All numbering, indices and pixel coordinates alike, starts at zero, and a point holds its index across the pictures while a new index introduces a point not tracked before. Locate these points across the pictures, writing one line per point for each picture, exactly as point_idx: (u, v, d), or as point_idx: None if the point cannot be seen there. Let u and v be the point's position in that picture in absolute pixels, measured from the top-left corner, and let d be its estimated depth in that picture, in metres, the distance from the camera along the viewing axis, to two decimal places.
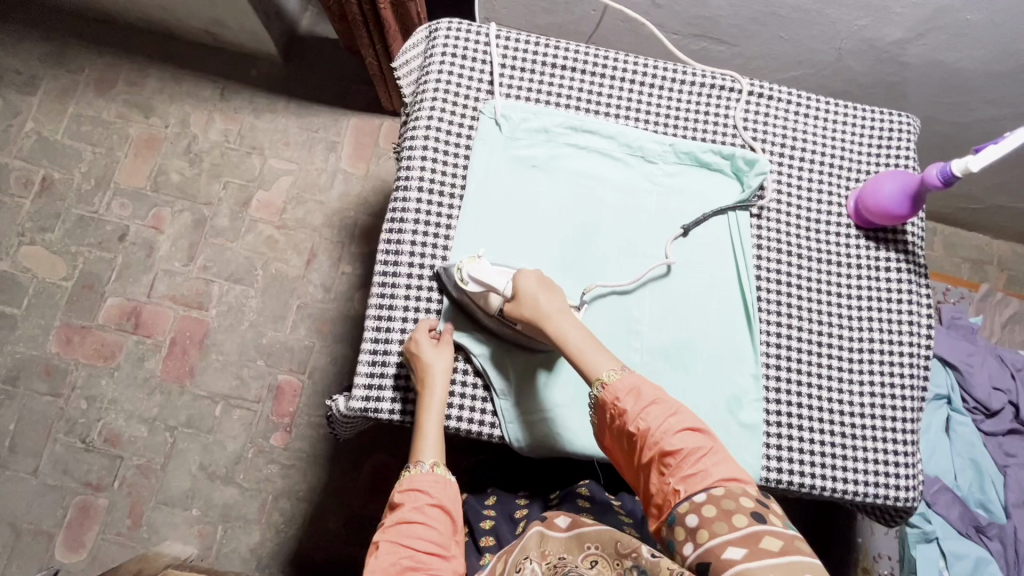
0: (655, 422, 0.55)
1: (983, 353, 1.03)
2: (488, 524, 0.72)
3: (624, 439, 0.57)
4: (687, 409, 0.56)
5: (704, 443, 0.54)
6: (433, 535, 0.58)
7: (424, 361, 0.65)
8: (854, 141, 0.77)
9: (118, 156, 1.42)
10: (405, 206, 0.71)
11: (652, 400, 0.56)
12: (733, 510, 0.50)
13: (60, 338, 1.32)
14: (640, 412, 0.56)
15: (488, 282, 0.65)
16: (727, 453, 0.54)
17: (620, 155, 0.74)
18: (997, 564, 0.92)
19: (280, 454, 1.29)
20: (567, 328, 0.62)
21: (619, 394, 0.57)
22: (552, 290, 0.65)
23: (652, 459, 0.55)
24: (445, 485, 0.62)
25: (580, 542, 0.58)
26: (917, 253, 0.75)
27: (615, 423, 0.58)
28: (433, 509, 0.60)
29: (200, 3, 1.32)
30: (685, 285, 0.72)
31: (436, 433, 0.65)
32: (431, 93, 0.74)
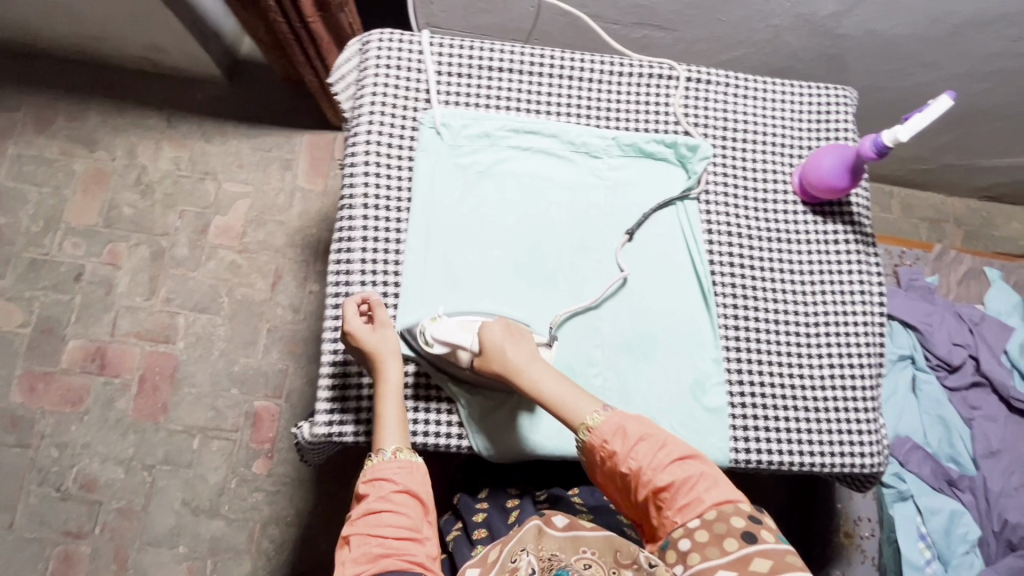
0: (646, 459, 0.57)
1: (941, 311, 1.05)
2: (481, 517, 0.72)
3: (617, 478, 0.59)
4: (674, 440, 0.58)
5: (694, 471, 0.56)
6: (403, 521, 0.58)
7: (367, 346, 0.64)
8: (793, 118, 0.79)
9: (66, 194, 1.38)
10: (351, 225, 0.70)
11: (638, 436, 0.58)
12: (724, 533, 0.52)
13: (23, 387, 1.28)
14: (629, 451, 0.58)
15: (452, 341, 0.64)
16: (717, 476, 0.56)
17: (565, 153, 0.74)
18: (970, 514, 0.95)
19: (264, 482, 1.27)
20: (539, 378, 0.62)
21: (607, 436, 0.58)
22: (520, 338, 0.64)
23: (646, 495, 0.57)
24: (410, 470, 0.61)
25: (576, 544, 0.58)
26: (863, 223, 0.76)
27: (606, 466, 0.59)
28: (400, 495, 0.59)
29: (133, 29, 1.28)
30: (641, 285, 0.72)
31: (397, 418, 0.64)
32: (368, 108, 0.73)
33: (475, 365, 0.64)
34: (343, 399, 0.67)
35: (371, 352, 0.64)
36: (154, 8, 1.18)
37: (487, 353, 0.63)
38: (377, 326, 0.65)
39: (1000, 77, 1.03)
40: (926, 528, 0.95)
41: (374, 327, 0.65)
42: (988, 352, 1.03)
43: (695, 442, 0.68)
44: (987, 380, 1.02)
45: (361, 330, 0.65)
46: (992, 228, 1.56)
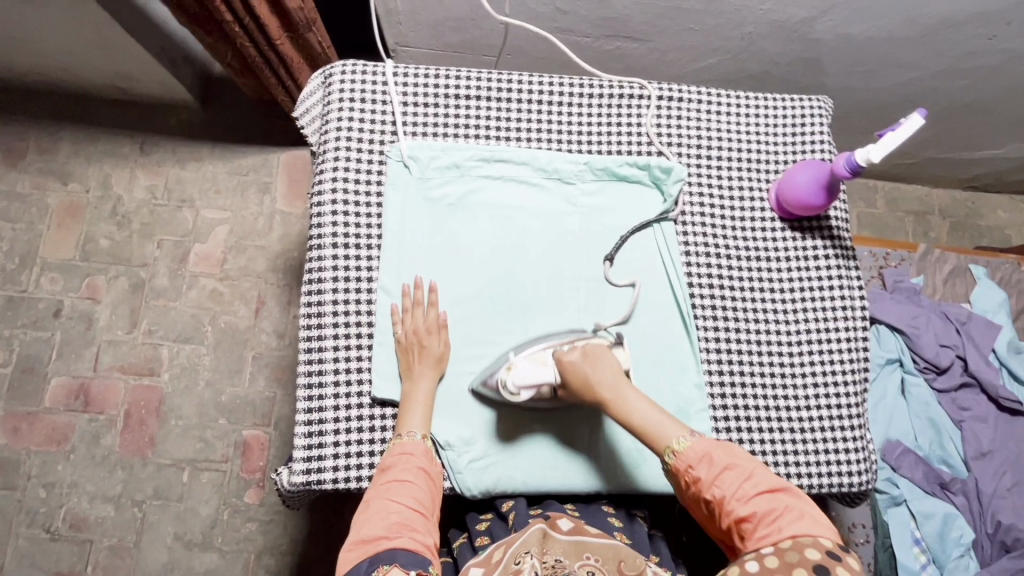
0: (730, 486, 0.56)
1: (928, 312, 1.05)
2: (484, 526, 0.67)
3: (700, 503, 0.58)
4: (762, 472, 0.57)
5: (779, 504, 0.54)
6: (421, 496, 0.59)
7: (420, 339, 0.66)
8: (768, 132, 0.77)
9: (41, 229, 1.35)
10: (321, 265, 0.69)
11: (725, 465, 0.57)
12: (796, 562, 0.49)
13: (7, 428, 1.26)
14: (713, 477, 0.57)
15: (535, 381, 0.62)
16: (804, 511, 0.54)
17: (537, 180, 0.72)
18: (964, 517, 0.95)
19: (256, 511, 1.25)
20: (626, 403, 0.61)
21: (692, 463, 0.58)
22: (598, 358, 0.63)
23: (729, 523, 0.56)
24: (431, 457, 0.62)
25: (580, 550, 0.59)
26: (842, 237, 0.75)
27: (691, 492, 0.58)
28: (423, 473, 0.60)
29: (99, 59, 1.25)
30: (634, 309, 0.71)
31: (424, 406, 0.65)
32: (333, 143, 0.71)
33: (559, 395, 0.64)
34: (321, 444, 0.65)
35: (422, 344, 0.66)
36: (118, 38, 1.15)
37: (571, 384, 0.62)
38: (431, 321, 0.67)
39: (977, 74, 1.02)
40: (921, 533, 0.94)
41: (430, 323, 0.67)
42: (976, 352, 1.02)
43: None
44: (975, 380, 1.02)
45: (417, 319, 0.67)
46: (979, 219, 1.56)
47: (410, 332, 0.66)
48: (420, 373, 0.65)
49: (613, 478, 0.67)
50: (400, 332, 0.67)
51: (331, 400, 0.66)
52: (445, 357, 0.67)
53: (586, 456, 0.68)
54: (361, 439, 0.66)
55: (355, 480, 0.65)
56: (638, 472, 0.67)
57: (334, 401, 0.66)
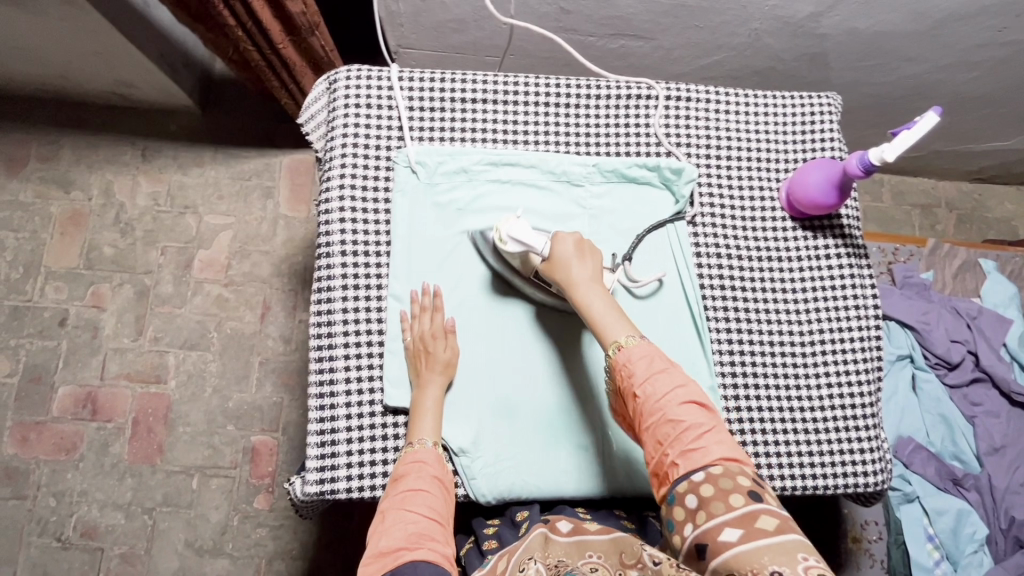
0: (663, 390, 0.55)
1: (938, 308, 1.04)
2: (493, 530, 0.66)
3: (626, 402, 0.57)
4: (693, 383, 0.56)
5: (707, 418, 0.54)
6: (436, 506, 0.57)
7: (427, 346, 0.65)
8: (778, 130, 0.77)
9: (44, 238, 1.35)
10: (330, 274, 0.68)
11: (661, 369, 0.56)
12: (730, 489, 0.49)
13: (15, 438, 1.26)
14: (646, 380, 0.56)
15: (525, 242, 0.64)
16: (727, 431, 0.54)
17: (545, 183, 0.72)
18: (977, 513, 0.95)
19: (266, 517, 1.25)
20: (592, 295, 0.62)
21: (631, 359, 0.57)
22: (588, 255, 0.64)
23: (653, 424, 0.55)
24: (444, 466, 0.61)
25: (581, 549, 0.58)
26: (854, 235, 0.75)
27: (622, 389, 0.57)
28: (436, 481, 0.59)
29: (98, 66, 1.24)
30: (650, 309, 0.70)
31: (434, 412, 0.64)
32: (340, 149, 0.70)
33: (540, 271, 0.65)
34: (334, 454, 0.65)
35: (428, 351, 0.65)
36: (117, 44, 1.14)
37: (552, 261, 0.63)
38: (436, 326, 0.66)
39: (985, 67, 1.01)
40: (934, 529, 0.94)
41: (436, 327, 0.66)
42: (987, 347, 1.02)
43: None
44: (987, 375, 1.01)
45: (424, 323, 0.66)
46: (985, 211, 1.55)
47: (417, 339, 0.65)
48: (428, 381, 0.64)
49: (628, 484, 0.67)
50: (409, 337, 0.66)
51: (343, 409, 0.66)
52: (453, 364, 0.65)
53: (601, 460, 0.67)
54: (373, 448, 0.65)
55: (368, 489, 0.65)
56: (652, 476, 0.67)
57: (347, 410, 0.66)
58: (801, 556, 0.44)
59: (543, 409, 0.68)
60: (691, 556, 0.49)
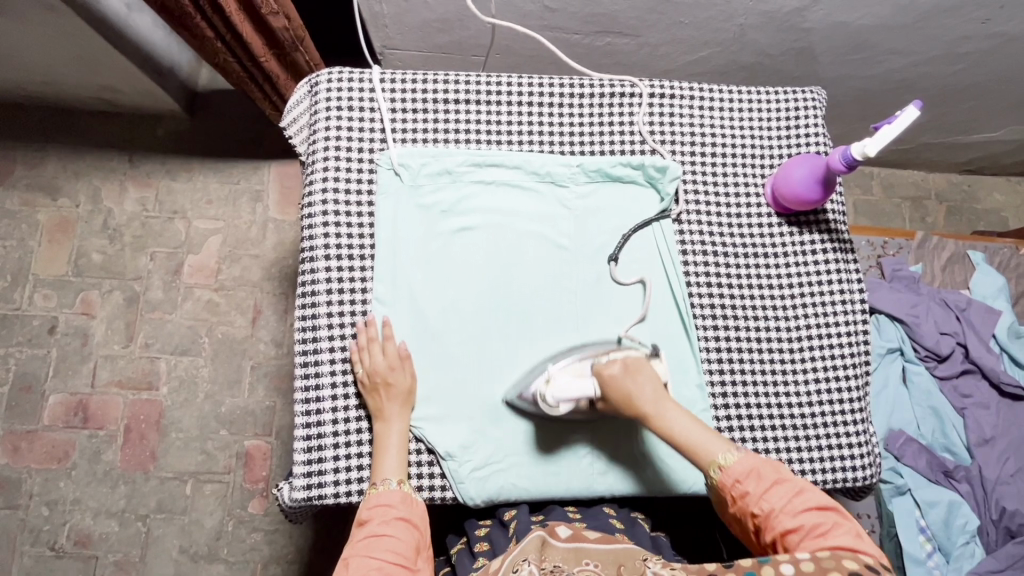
0: (780, 501, 0.55)
1: (927, 300, 1.04)
2: (483, 532, 0.66)
3: (747, 520, 0.57)
4: (807, 488, 0.56)
5: (827, 518, 0.54)
6: (403, 548, 0.57)
7: (384, 378, 0.63)
8: (763, 126, 0.76)
9: (31, 245, 1.34)
10: (314, 278, 0.68)
11: (774, 480, 0.56)
12: (831, 567, 0.48)
13: (6, 448, 1.26)
14: (760, 492, 0.56)
15: (574, 396, 0.61)
16: (847, 527, 0.53)
17: (530, 183, 0.71)
18: (968, 504, 0.95)
19: (261, 522, 1.25)
20: (670, 417, 0.60)
21: (738, 478, 0.57)
22: (639, 372, 0.61)
23: (776, 537, 0.55)
24: (412, 503, 0.61)
25: (578, 556, 0.57)
26: (840, 230, 0.75)
27: (736, 508, 0.57)
28: (403, 523, 0.59)
29: (82, 72, 1.23)
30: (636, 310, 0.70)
31: (399, 447, 0.63)
32: (322, 153, 0.70)
33: (597, 408, 0.62)
34: (321, 460, 0.65)
35: (387, 382, 0.63)
36: (98, 49, 1.13)
37: (612, 399, 0.61)
38: (391, 357, 0.64)
39: (971, 59, 1.01)
40: (926, 521, 0.95)
41: (391, 359, 0.64)
42: (977, 339, 1.02)
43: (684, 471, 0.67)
44: (976, 367, 1.01)
45: (375, 357, 0.64)
46: (975, 202, 1.56)
47: (372, 373, 0.63)
48: (391, 415, 0.63)
49: (619, 484, 0.66)
50: (362, 372, 0.64)
51: (329, 414, 0.66)
52: (412, 391, 0.64)
53: (591, 462, 0.66)
54: (360, 453, 0.65)
55: (355, 495, 0.64)
56: (640, 474, 0.67)
57: (332, 417, 0.66)
58: None
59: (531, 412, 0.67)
60: None
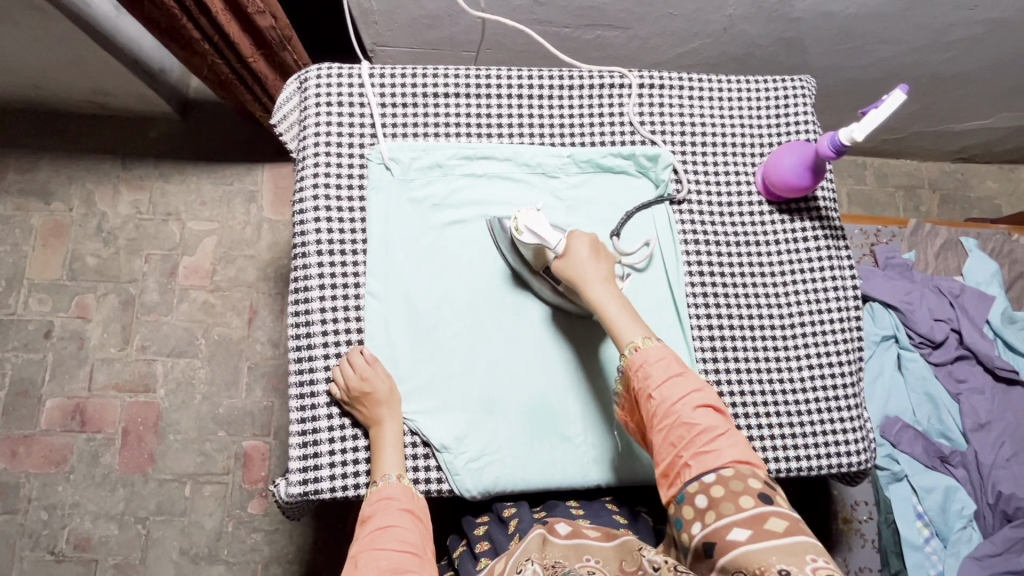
0: (681, 393, 0.56)
1: (921, 288, 1.05)
2: (483, 530, 0.67)
3: (640, 402, 0.58)
4: (708, 390, 0.57)
5: (720, 422, 0.55)
6: (410, 538, 0.57)
7: (366, 388, 0.62)
8: (753, 114, 0.77)
9: (25, 250, 1.34)
10: (307, 273, 0.68)
11: (675, 374, 0.57)
12: (740, 491, 0.50)
13: (4, 453, 1.25)
14: (661, 382, 0.57)
15: (542, 235, 0.63)
16: (739, 435, 0.55)
17: (521, 176, 0.71)
18: (964, 490, 0.96)
19: (260, 522, 1.25)
20: (604, 298, 0.62)
21: (647, 360, 0.58)
22: (602, 258, 0.65)
23: (665, 423, 0.55)
24: (413, 496, 0.61)
25: (579, 552, 0.59)
26: (831, 217, 0.75)
27: (635, 393, 0.58)
28: (407, 514, 0.59)
29: (72, 75, 1.23)
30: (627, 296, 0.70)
31: (395, 445, 0.63)
32: (312, 149, 0.70)
33: (551, 267, 0.65)
34: (317, 455, 0.65)
35: (366, 392, 0.62)
36: (88, 52, 1.12)
37: (568, 258, 0.64)
38: (364, 367, 0.63)
39: (961, 46, 1.02)
40: (923, 507, 0.95)
41: (362, 369, 0.63)
42: (970, 325, 1.02)
43: None
44: (971, 352, 1.01)
45: (349, 374, 0.63)
46: (968, 190, 1.56)
47: (352, 387, 0.62)
48: (383, 417, 0.63)
49: (616, 472, 0.66)
50: (340, 391, 0.64)
51: (324, 410, 0.65)
52: (394, 394, 0.64)
53: (586, 450, 0.66)
54: (356, 448, 0.65)
55: (352, 489, 0.64)
56: (636, 462, 0.67)
57: (328, 411, 0.66)
58: (809, 553, 0.44)
59: (526, 403, 0.67)
60: (699, 554, 0.49)
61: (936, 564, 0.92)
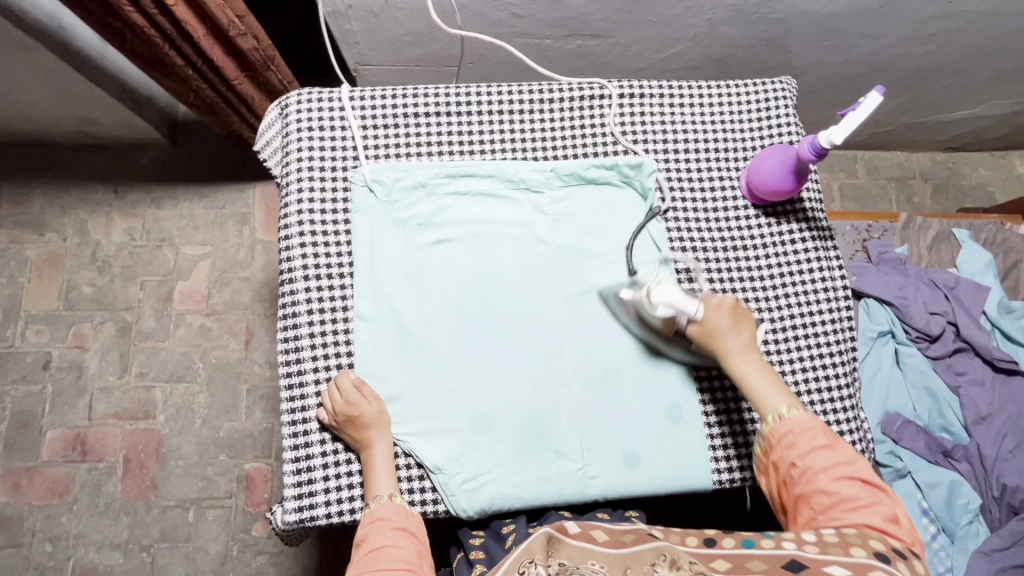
0: (824, 463, 0.57)
1: (915, 282, 1.04)
2: (478, 541, 0.67)
3: (782, 468, 0.59)
4: (854, 461, 0.57)
5: (865, 494, 0.55)
6: (405, 556, 0.57)
7: (354, 412, 0.62)
8: (735, 118, 0.76)
9: (21, 282, 1.34)
10: (294, 299, 0.68)
11: (825, 444, 0.58)
12: (857, 546, 0.50)
13: (7, 486, 1.25)
14: (803, 450, 0.58)
15: (679, 307, 0.62)
16: (885, 508, 0.55)
17: (505, 192, 0.71)
18: (969, 484, 0.95)
19: (265, 544, 1.25)
20: (749, 371, 0.63)
21: (791, 431, 0.59)
22: (743, 321, 0.65)
23: (804, 491, 0.57)
24: (407, 514, 0.61)
25: (586, 555, 0.54)
26: (817, 218, 0.74)
27: (776, 455, 0.60)
28: (401, 533, 0.59)
29: (60, 107, 1.23)
30: (616, 309, 0.70)
31: (386, 466, 0.63)
32: (296, 175, 0.70)
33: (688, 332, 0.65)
34: (311, 481, 0.64)
35: (355, 416, 0.62)
36: (76, 84, 1.13)
37: (708, 325, 0.64)
38: (349, 393, 0.63)
39: (941, 38, 1.02)
40: (928, 504, 0.94)
41: (348, 394, 0.63)
42: (967, 317, 1.01)
43: (675, 465, 0.67)
44: (968, 344, 1.01)
45: (336, 399, 0.63)
46: (961, 178, 1.56)
47: (341, 411, 0.62)
48: (373, 439, 0.63)
49: (613, 486, 0.66)
50: (329, 415, 0.64)
51: (316, 436, 0.65)
52: (383, 415, 0.64)
53: (580, 464, 0.66)
54: (349, 472, 0.65)
55: (348, 513, 0.64)
56: (634, 475, 0.66)
57: (320, 437, 0.65)
58: None
59: (519, 420, 0.66)
60: None
61: (943, 560, 0.92)
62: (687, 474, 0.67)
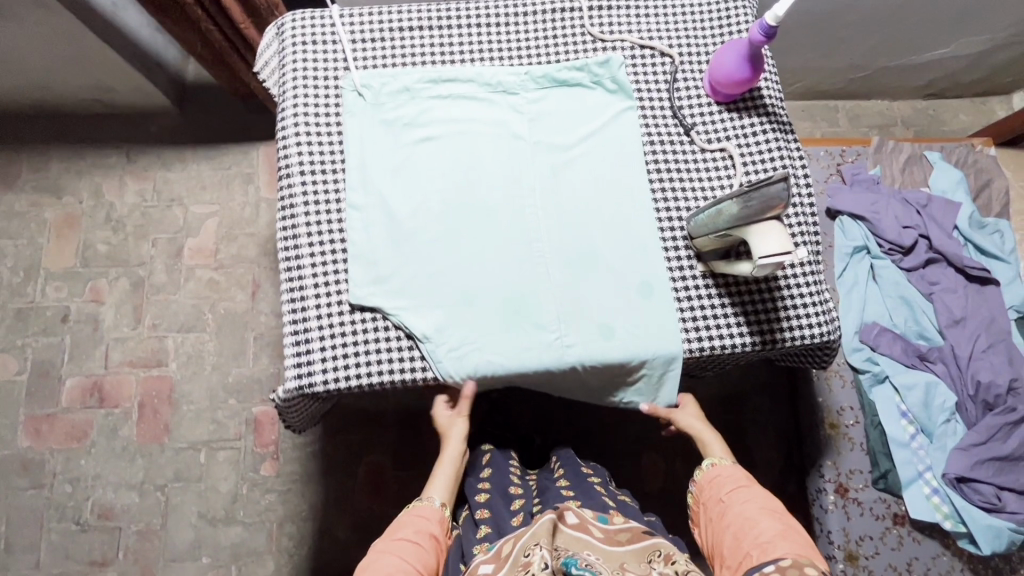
0: (755, 497, 0.72)
1: (888, 198, 1.08)
2: (483, 498, 0.81)
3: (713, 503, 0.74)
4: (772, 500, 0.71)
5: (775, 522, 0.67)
6: (418, 555, 0.69)
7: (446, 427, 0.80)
8: (699, 24, 0.81)
9: (41, 242, 1.42)
10: (292, 192, 0.73)
11: (738, 485, 0.74)
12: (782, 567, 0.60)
13: (29, 432, 1.32)
14: (731, 487, 0.74)
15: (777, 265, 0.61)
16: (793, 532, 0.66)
17: (484, 94, 0.77)
18: (944, 384, 0.99)
19: (274, 482, 1.30)
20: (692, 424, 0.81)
21: (718, 475, 0.76)
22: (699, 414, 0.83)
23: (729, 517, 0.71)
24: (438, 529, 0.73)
25: (580, 544, 0.67)
26: (778, 112, 0.79)
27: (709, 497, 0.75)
28: (429, 538, 0.71)
29: (76, 72, 1.31)
30: (590, 197, 0.75)
31: (447, 478, 0.78)
32: (291, 82, 0.76)
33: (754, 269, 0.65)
34: (308, 352, 0.70)
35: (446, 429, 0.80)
36: (90, 45, 1.21)
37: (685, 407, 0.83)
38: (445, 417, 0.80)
39: None
40: (906, 405, 0.98)
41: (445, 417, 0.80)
42: (937, 230, 1.05)
43: (647, 335, 0.71)
44: (940, 255, 1.05)
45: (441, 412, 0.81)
46: (942, 124, 1.60)
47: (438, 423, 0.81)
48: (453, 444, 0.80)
49: (589, 354, 0.70)
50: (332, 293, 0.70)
51: (313, 310, 0.70)
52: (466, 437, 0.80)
53: (557, 337, 0.71)
54: (344, 341, 0.70)
55: (344, 381, 0.69)
56: (609, 345, 0.71)
57: (316, 311, 0.71)
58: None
59: (501, 299, 0.71)
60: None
61: (922, 459, 0.96)
62: (659, 345, 0.71)
